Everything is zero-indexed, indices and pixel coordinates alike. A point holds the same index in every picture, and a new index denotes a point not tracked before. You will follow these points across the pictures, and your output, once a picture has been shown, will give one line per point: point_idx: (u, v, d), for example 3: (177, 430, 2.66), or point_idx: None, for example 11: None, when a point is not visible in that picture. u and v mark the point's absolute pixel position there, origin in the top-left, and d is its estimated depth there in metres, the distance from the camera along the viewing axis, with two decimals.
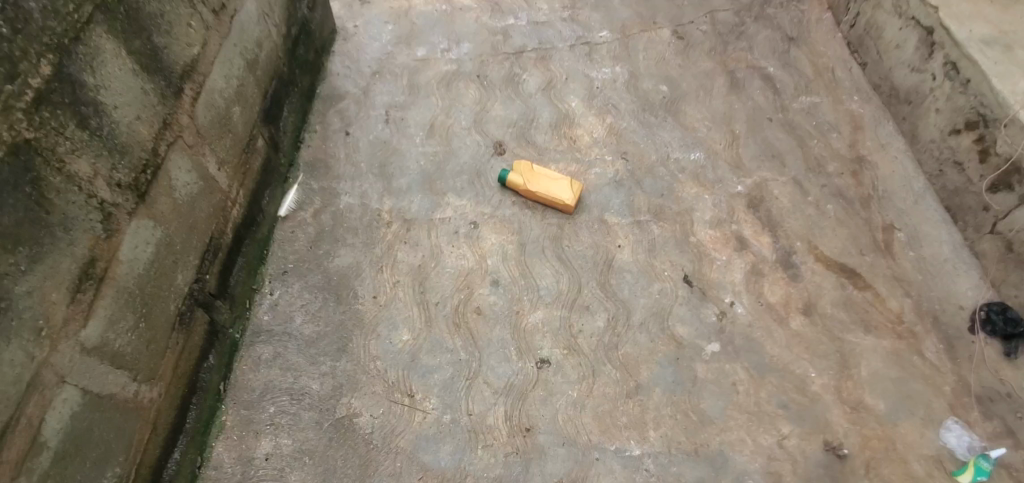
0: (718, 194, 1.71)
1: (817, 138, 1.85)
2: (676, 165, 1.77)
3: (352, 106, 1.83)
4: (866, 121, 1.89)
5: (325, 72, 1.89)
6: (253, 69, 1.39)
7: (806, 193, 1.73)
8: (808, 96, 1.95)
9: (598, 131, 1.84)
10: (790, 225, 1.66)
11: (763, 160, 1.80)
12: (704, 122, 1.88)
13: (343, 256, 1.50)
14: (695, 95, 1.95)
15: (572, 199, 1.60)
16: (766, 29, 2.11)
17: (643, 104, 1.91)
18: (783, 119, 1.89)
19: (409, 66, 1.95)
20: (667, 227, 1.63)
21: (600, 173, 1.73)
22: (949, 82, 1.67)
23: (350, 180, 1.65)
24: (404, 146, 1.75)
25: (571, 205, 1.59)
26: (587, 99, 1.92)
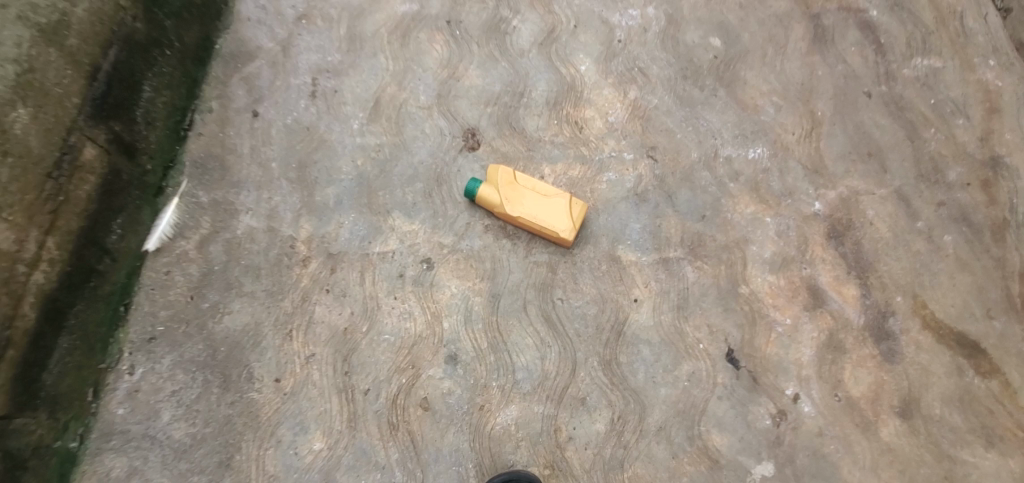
0: (785, 215, 1.17)
1: (936, 128, 1.26)
2: (727, 168, 1.21)
3: (264, 71, 1.28)
4: (1006, 100, 1.28)
5: (226, 15, 1.30)
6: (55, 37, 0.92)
7: (916, 218, 1.18)
8: (927, 58, 1.32)
9: (615, 111, 1.26)
10: (887, 269, 1.13)
11: (855, 162, 1.22)
12: (771, 98, 1.28)
13: (236, 312, 1.06)
14: (760, 53, 1.32)
15: (570, 232, 1.09)
16: None
17: (686, 69, 1.29)
18: (888, 94, 1.29)
19: (348, 5, 1.34)
20: (708, 271, 1.12)
21: (614, 180, 1.19)
22: None
23: (256, 190, 1.16)
24: (335, 137, 1.22)
25: (569, 240, 1.10)
26: (602, 60, 1.30)
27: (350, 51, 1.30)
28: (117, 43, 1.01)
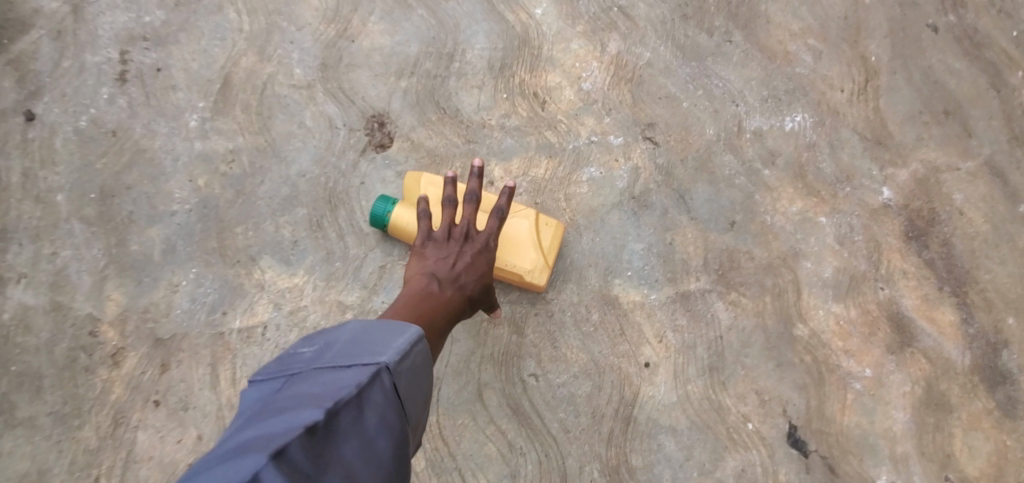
0: (847, 212, 0.81)
1: None
2: (758, 146, 0.83)
3: (42, 44, 0.81)
4: None
5: None
6: None
7: (1022, 199, 0.83)
8: None
9: (591, 74, 0.85)
10: (993, 278, 0.79)
11: (932, 124, 0.86)
12: (808, 39, 0.89)
13: (8, 455, 0.69)
14: None
15: (541, 274, 0.72)
16: None
17: (687, 4, 0.89)
18: (968, 23, 0.91)
19: None
20: (747, 307, 0.75)
21: (597, 177, 0.80)
22: None
23: (33, 243, 0.74)
24: (161, 145, 0.78)
25: (540, 286, 0.72)
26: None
27: (178, 4, 0.84)
28: None
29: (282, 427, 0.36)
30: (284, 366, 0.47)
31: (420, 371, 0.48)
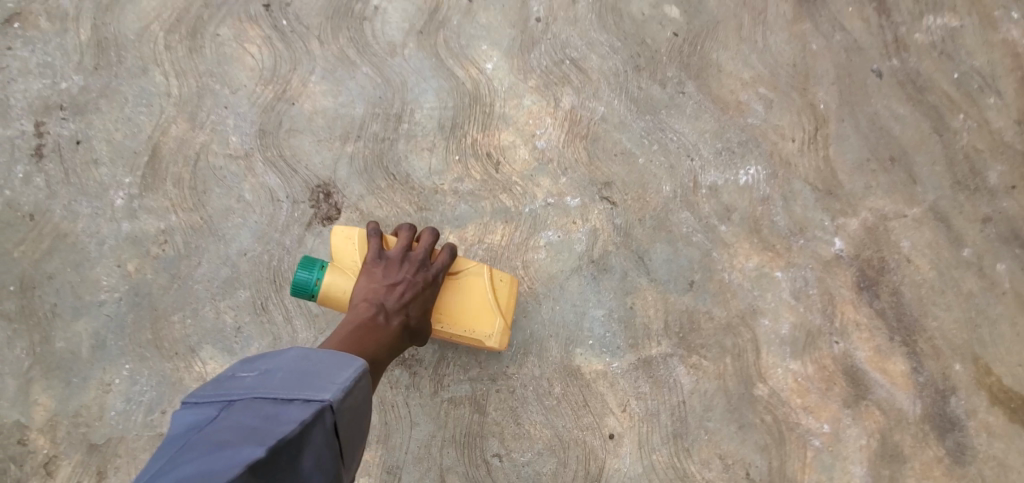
0: (802, 265, 0.81)
1: (966, 111, 0.94)
2: (713, 202, 0.83)
3: None
4: None
5: None
6: None
7: (964, 243, 0.86)
8: (940, 17, 0.97)
9: (546, 132, 0.83)
10: (940, 325, 0.81)
11: (878, 172, 0.88)
12: (758, 89, 0.90)
13: None
14: (735, 23, 0.92)
15: (501, 333, 0.67)
16: None
17: (638, 55, 0.88)
18: (905, 69, 0.94)
19: None
20: (708, 370, 0.76)
21: (556, 242, 0.78)
22: None
23: None
24: (84, 228, 0.72)
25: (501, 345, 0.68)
26: (515, 50, 0.86)
27: (96, 68, 0.78)
28: None
29: (222, 462, 0.36)
30: (225, 387, 0.46)
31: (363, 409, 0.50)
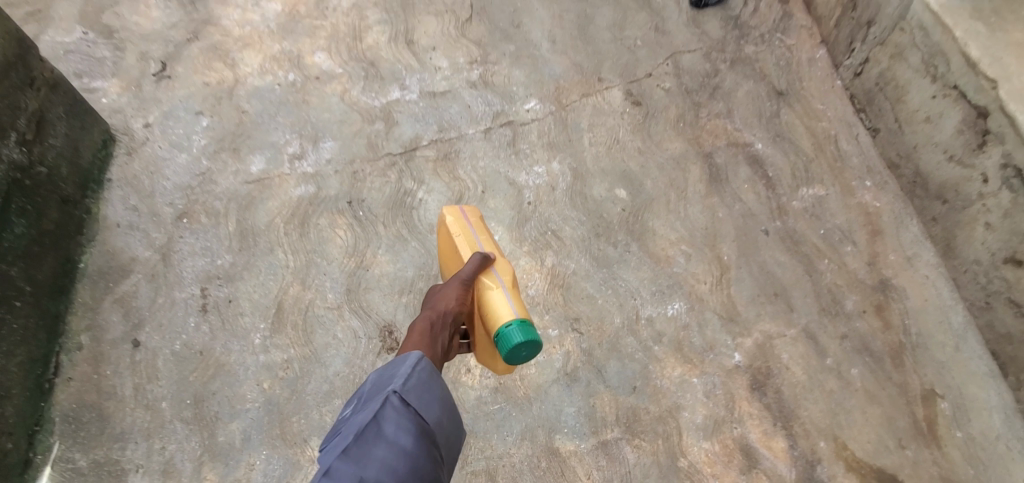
0: (711, 372, 1.19)
1: (829, 257, 1.36)
2: (649, 329, 1.22)
3: (142, 286, 1.16)
4: (884, 221, 1.42)
5: (95, 223, 1.20)
6: None
7: (826, 353, 1.24)
8: (812, 187, 1.44)
9: (534, 283, 1.24)
10: (809, 414, 1.18)
11: (764, 303, 1.28)
12: (680, 246, 1.33)
13: None
14: (664, 200, 1.39)
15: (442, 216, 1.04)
16: (745, 80, 1.60)
17: (597, 226, 1.32)
18: (782, 228, 1.38)
19: (236, 194, 1.27)
20: (646, 448, 1.11)
21: (543, 361, 1.17)
22: (1008, 194, 1.21)
23: (145, 440, 1.03)
24: (235, 358, 1.11)
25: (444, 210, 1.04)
26: (514, 227, 1.30)
27: (241, 249, 1.21)
28: None
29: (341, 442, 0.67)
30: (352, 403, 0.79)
31: (427, 377, 0.79)
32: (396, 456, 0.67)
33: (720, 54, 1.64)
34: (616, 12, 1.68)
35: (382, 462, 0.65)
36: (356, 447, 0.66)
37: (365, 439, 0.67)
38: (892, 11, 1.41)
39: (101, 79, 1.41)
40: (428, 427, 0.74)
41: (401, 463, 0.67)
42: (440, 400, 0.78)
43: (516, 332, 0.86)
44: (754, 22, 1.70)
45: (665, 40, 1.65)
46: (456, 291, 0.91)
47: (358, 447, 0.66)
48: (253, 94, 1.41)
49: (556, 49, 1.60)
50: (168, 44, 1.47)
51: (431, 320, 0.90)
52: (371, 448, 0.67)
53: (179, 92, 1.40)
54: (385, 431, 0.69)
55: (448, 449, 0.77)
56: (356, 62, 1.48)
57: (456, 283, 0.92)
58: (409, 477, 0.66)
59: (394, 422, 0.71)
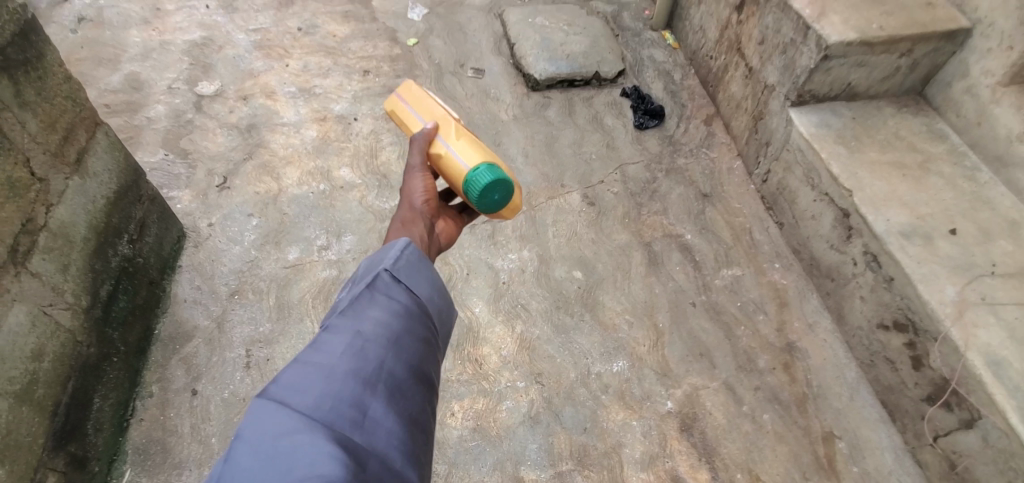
0: (647, 417, 1.49)
1: (745, 324, 1.69)
2: (598, 382, 1.54)
3: (201, 348, 1.49)
4: (790, 295, 1.76)
5: (168, 299, 1.56)
6: (43, 366, 1.14)
7: (742, 402, 1.55)
8: (731, 268, 1.81)
9: (506, 346, 1.58)
10: (727, 451, 1.46)
11: (692, 361, 1.61)
12: (624, 316, 1.67)
13: None
14: (612, 279, 1.75)
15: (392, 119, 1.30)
16: (678, 184, 2.02)
17: (557, 300, 1.68)
18: (707, 301, 1.73)
19: (277, 276, 1.65)
20: (594, 478, 1.39)
21: (512, 406, 1.47)
22: (871, 274, 1.56)
23: (196, 467, 1.31)
24: None
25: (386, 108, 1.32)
26: (492, 301, 1.66)
27: (279, 319, 1.56)
28: (76, 373, 1.22)
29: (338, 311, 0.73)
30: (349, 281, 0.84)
31: (419, 258, 0.85)
32: (388, 315, 0.73)
33: (659, 165, 2.07)
34: (577, 133, 2.15)
35: (378, 319, 0.72)
36: (352, 308, 0.72)
37: (358, 303, 0.74)
38: (781, 136, 1.86)
39: (177, 189, 1.82)
40: (422, 297, 0.80)
41: (395, 321, 0.73)
42: (432, 277, 0.85)
43: (484, 174, 1.09)
44: (683, 140, 2.15)
45: (615, 154, 2.09)
46: (424, 177, 1.11)
47: (354, 308, 0.73)
48: (293, 201, 1.83)
49: (528, 162, 2.05)
50: (229, 162, 1.91)
51: (406, 214, 1.04)
52: (366, 310, 0.72)
53: (234, 197, 1.82)
54: (379, 298, 0.75)
55: (439, 320, 0.84)
56: (371, 174, 1.92)
57: (417, 171, 1.11)
58: (404, 332, 0.73)
59: (387, 289, 0.77)
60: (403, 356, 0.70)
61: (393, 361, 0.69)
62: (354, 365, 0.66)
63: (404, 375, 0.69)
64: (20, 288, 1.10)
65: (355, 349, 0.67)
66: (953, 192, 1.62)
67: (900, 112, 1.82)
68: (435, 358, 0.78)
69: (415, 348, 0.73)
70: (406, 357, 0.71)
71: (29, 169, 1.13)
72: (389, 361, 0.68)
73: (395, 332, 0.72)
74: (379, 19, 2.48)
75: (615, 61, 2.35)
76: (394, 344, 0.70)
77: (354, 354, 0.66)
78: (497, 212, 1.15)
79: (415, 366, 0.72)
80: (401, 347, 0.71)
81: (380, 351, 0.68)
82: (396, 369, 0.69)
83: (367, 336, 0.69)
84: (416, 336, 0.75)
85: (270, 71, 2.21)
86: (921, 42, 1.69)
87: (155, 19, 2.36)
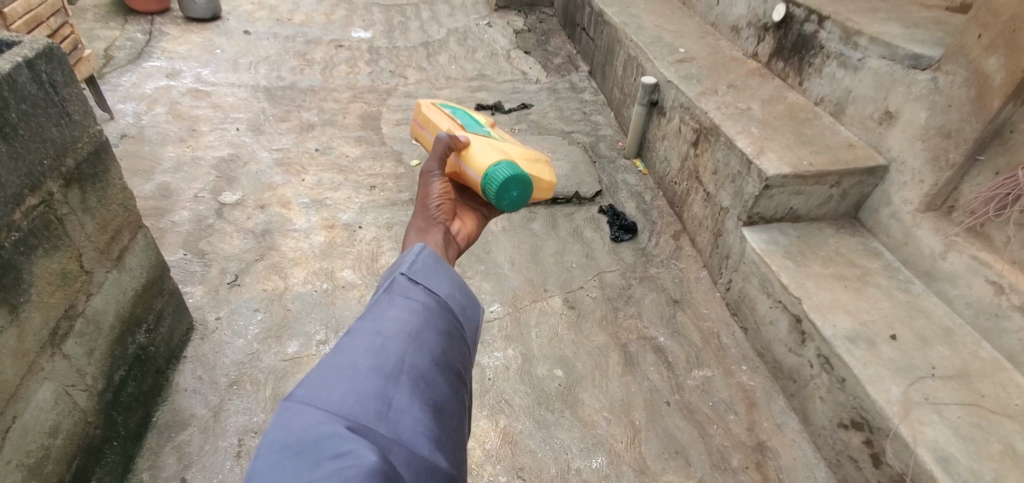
0: None
1: (717, 423, 1.78)
2: (577, 477, 1.61)
3: (195, 437, 1.55)
4: (758, 395, 1.88)
5: (170, 387, 1.65)
6: (55, 443, 1.25)
7: None
8: (702, 369, 1.94)
9: (490, 439, 1.67)
10: None
11: (667, 458, 1.68)
12: (602, 413, 1.77)
13: None
14: (591, 377, 1.88)
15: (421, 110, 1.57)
16: (651, 290, 2.22)
17: (539, 397, 1.80)
18: (680, 400, 1.83)
19: (275, 368, 1.75)
20: None
21: None
22: (826, 375, 1.70)
23: None
24: None
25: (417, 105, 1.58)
26: (477, 396, 1.79)
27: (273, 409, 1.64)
28: (79, 453, 1.32)
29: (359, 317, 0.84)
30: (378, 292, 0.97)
31: (432, 265, 0.98)
32: (407, 313, 0.84)
33: (633, 273, 2.29)
34: (559, 243, 2.40)
35: (397, 318, 0.82)
36: (373, 313, 0.84)
37: (379, 308, 0.85)
38: (737, 250, 2.10)
39: (191, 284, 1.99)
40: (439, 296, 0.92)
41: (413, 318, 0.84)
42: (447, 280, 0.97)
43: (501, 171, 1.24)
44: (654, 252, 2.40)
45: (593, 263, 2.31)
46: (440, 184, 1.23)
47: (375, 313, 0.84)
48: (297, 297, 1.99)
49: (515, 268, 2.26)
50: (242, 262, 2.10)
51: (423, 222, 1.17)
52: (386, 312, 0.83)
53: (242, 293, 1.98)
54: (398, 299, 0.87)
55: (461, 315, 0.94)
56: (370, 275, 2.11)
57: (434, 178, 1.23)
58: (423, 327, 0.83)
59: (404, 293, 0.89)
60: (424, 348, 0.80)
61: (414, 353, 0.78)
62: (377, 360, 0.75)
63: (426, 365, 0.78)
64: (51, 368, 1.24)
65: (377, 346, 0.76)
66: (890, 301, 1.80)
67: (838, 232, 2.07)
68: (458, 347, 0.87)
69: (435, 340, 0.83)
70: (426, 350, 0.80)
71: (80, 262, 1.31)
72: (410, 354, 0.77)
73: (413, 327, 0.82)
74: (387, 142, 2.85)
75: (593, 183, 2.68)
76: (414, 339, 0.80)
77: (376, 350, 0.76)
78: (516, 204, 1.30)
79: (436, 356, 0.81)
80: (420, 341, 0.80)
81: (400, 346, 0.78)
82: (418, 360, 0.77)
83: (388, 334, 0.79)
84: (436, 329, 0.85)
85: (288, 183, 2.50)
86: (845, 175, 1.99)
87: (190, 137, 2.69)
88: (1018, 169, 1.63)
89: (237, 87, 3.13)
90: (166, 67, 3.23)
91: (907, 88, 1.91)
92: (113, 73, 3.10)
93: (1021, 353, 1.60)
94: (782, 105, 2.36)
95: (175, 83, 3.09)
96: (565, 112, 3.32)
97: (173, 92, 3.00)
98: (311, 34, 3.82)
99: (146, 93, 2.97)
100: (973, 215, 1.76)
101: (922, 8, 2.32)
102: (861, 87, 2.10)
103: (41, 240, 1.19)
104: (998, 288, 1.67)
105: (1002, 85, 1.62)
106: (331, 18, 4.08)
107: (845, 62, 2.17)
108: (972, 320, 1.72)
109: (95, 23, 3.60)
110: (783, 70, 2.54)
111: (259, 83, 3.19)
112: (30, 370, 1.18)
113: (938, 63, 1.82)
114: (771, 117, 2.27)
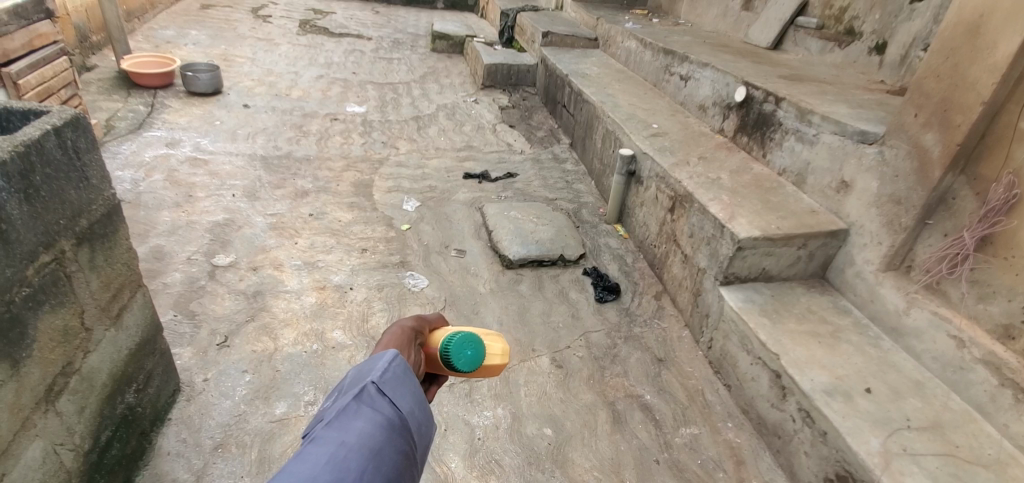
0: None
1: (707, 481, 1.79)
2: None
3: None
4: (746, 453, 1.90)
5: (152, 451, 1.62)
6: None
7: None
8: (688, 427, 1.96)
9: None
10: None
11: None
12: (593, 472, 1.77)
13: None
14: (580, 436, 1.89)
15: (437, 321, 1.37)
16: (636, 349, 2.28)
17: (529, 456, 1.80)
18: (669, 458, 1.84)
19: (262, 430, 1.73)
20: None
21: None
22: (808, 429, 1.74)
23: None
24: None
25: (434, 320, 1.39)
26: (468, 456, 1.78)
27: (257, 473, 1.61)
28: None
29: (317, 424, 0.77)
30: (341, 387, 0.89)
31: (403, 372, 0.89)
32: (373, 427, 0.78)
33: (618, 333, 2.35)
34: (545, 305, 2.47)
35: (361, 432, 0.76)
36: (337, 421, 0.77)
37: (345, 415, 0.78)
38: (716, 309, 2.20)
39: (180, 346, 1.98)
40: (406, 410, 0.84)
41: (377, 433, 0.77)
42: (416, 391, 0.88)
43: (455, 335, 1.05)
44: (637, 311, 2.48)
45: (579, 323, 2.38)
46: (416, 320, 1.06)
47: (339, 421, 0.77)
48: (286, 359, 1.99)
49: (503, 329, 2.31)
50: (232, 323, 2.11)
51: (395, 335, 0.98)
52: (351, 422, 0.77)
53: (230, 355, 1.97)
54: (363, 410, 0.79)
55: (425, 431, 0.87)
56: (359, 335, 2.14)
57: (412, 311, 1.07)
58: (384, 444, 0.77)
59: (370, 401, 0.81)
60: (382, 469, 0.74)
61: (372, 473, 0.72)
62: (336, 475, 0.69)
63: None
64: (43, 425, 1.23)
65: (337, 461, 0.71)
66: (862, 356, 1.88)
67: (810, 291, 2.19)
68: (414, 469, 0.80)
69: (394, 460, 0.76)
70: (384, 472, 0.74)
71: (81, 319, 1.33)
72: (368, 473, 0.72)
73: (376, 444, 0.76)
74: (378, 208, 2.97)
75: (576, 246, 2.80)
76: (374, 457, 0.74)
77: (334, 466, 0.70)
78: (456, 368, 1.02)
79: (393, 478, 0.75)
80: (380, 460, 0.75)
81: (361, 463, 0.72)
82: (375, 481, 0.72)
83: (350, 448, 0.73)
84: (396, 449, 0.78)
85: (281, 246, 2.56)
86: (811, 237, 2.14)
87: (186, 202, 2.77)
88: (963, 231, 1.82)
89: (234, 156, 3.26)
90: (165, 137, 3.36)
91: (858, 160, 2.12)
92: (113, 141, 3.20)
93: (989, 404, 1.68)
94: (749, 176, 2.56)
95: (174, 151, 3.21)
96: (548, 180, 3.52)
97: (171, 160, 3.11)
98: (308, 108, 4.04)
99: (145, 161, 3.07)
100: (928, 273, 1.91)
101: (865, 91, 2.60)
102: (818, 159, 2.31)
103: (48, 296, 1.23)
104: (960, 341, 1.77)
105: (941, 158, 1.82)
106: (327, 94, 4.34)
107: (802, 137, 2.39)
108: (940, 373, 1.81)
109: (98, 95, 3.75)
110: (748, 144, 2.78)
111: (256, 153, 3.33)
112: (23, 426, 1.17)
113: (882, 138, 2.04)
114: (739, 186, 2.46)
